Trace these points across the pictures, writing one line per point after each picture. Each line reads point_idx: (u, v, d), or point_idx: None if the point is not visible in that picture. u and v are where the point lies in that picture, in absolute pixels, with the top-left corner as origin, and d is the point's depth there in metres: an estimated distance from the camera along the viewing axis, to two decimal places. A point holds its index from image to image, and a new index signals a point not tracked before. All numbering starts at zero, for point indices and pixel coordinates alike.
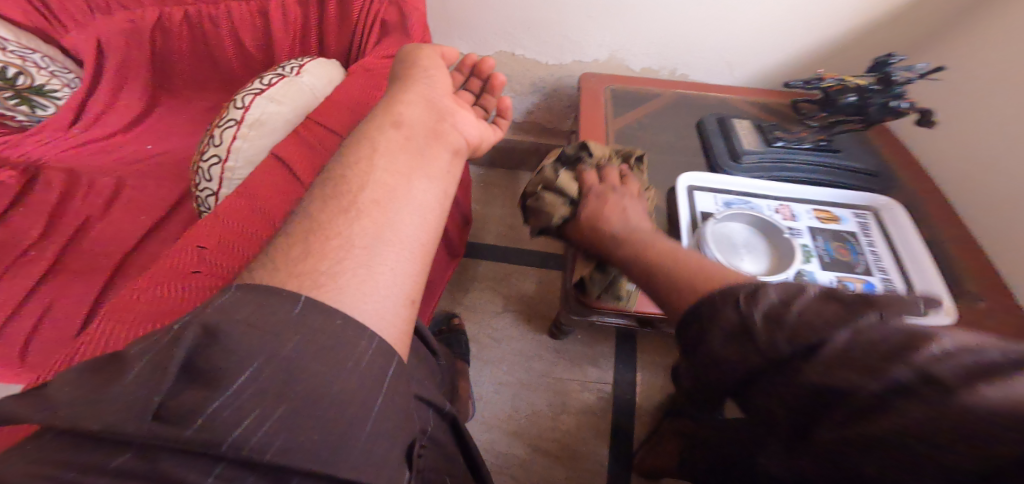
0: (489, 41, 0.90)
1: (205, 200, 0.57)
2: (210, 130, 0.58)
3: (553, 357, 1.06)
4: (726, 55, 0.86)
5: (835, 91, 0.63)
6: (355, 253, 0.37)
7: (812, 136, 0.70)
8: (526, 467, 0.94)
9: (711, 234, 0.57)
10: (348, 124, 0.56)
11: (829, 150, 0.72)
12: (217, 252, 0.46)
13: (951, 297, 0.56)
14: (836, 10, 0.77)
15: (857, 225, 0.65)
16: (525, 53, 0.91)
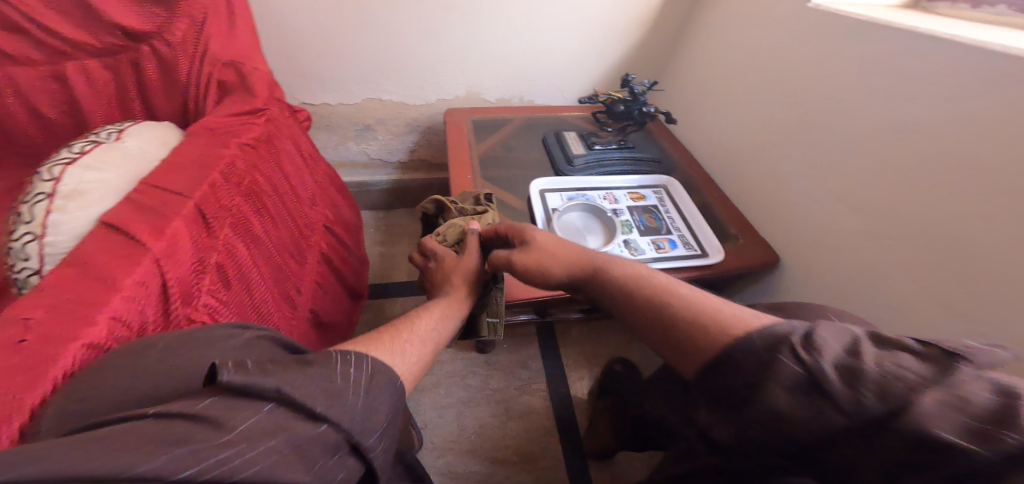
0: (352, 88, 0.99)
1: (24, 280, 0.55)
2: (17, 208, 0.57)
3: (486, 372, 1.12)
4: (556, 81, 1.05)
5: (609, 101, 0.89)
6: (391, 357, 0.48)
7: (614, 138, 0.93)
8: (489, 481, 0.97)
9: (558, 226, 0.76)
10: (189, 180, 0.58)
11: (629, 149, 0.91)
12: (51, 326, 0.43)
13: (718, 243, 0.78)
14: (617, 34, 0.99)
15: (657, 200, 0.85)
16: (391, 97, 1.02)
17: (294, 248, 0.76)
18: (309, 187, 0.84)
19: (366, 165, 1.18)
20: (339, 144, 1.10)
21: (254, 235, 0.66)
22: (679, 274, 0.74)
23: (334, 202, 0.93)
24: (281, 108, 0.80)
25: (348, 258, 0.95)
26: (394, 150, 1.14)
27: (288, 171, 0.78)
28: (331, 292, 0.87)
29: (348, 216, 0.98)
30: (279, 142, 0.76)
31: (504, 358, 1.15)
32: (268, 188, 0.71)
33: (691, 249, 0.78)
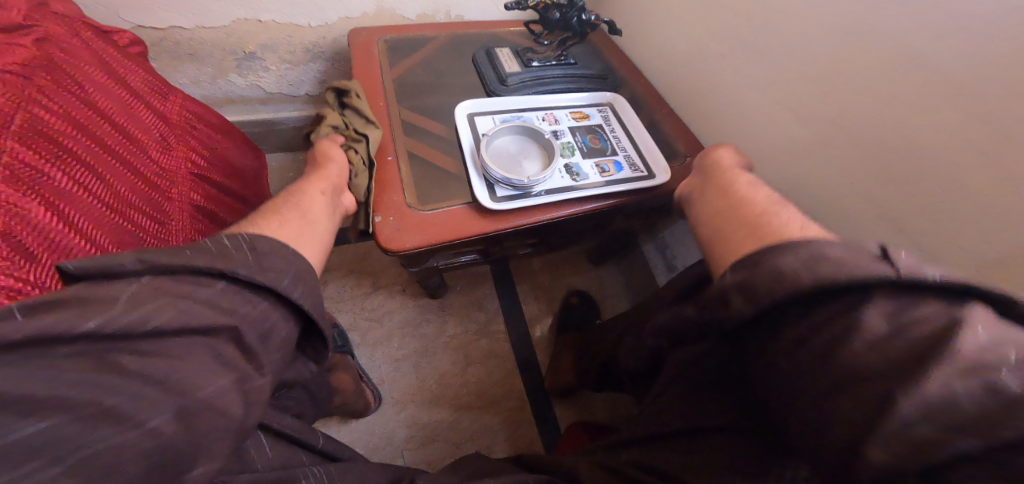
0: (211, 9, 0.81)
1: None
2: None
3: (441, 318, 1.06)
4: None
5: (542, 10, 0.74)
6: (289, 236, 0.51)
7: (551, 53, 0.79)
8: (455, 427, 0.97)
9: (488, 155, 0.69)
10: None
11: (569, 63, 0.80)
12: None
13: (664, 162, 0.72)
14: None
15: (601, 118, 0.76)
16: (273, 17, 0.85)
17: (143, 202, 0.63)
18: (152, 125, 0.70)
19: (264, 101, 1.04)
20: (217, 77, 0.94)
21: (58, 187, 0.53)
22: (625, 200, 0.69)
23: (204, 142, 0.80)
24: (72, 25, 0.65)
25: (239, 207, 0.84)
26: (299, 84, 1.02)
27: (111, 109, 0.64)
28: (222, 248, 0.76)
29: (233, 160, 0.87)
30: (73, 67, 0.62)
31: (458, 301, 1.08)
32: (71, 128, 0.58)
33: (637, 170, 0.71)
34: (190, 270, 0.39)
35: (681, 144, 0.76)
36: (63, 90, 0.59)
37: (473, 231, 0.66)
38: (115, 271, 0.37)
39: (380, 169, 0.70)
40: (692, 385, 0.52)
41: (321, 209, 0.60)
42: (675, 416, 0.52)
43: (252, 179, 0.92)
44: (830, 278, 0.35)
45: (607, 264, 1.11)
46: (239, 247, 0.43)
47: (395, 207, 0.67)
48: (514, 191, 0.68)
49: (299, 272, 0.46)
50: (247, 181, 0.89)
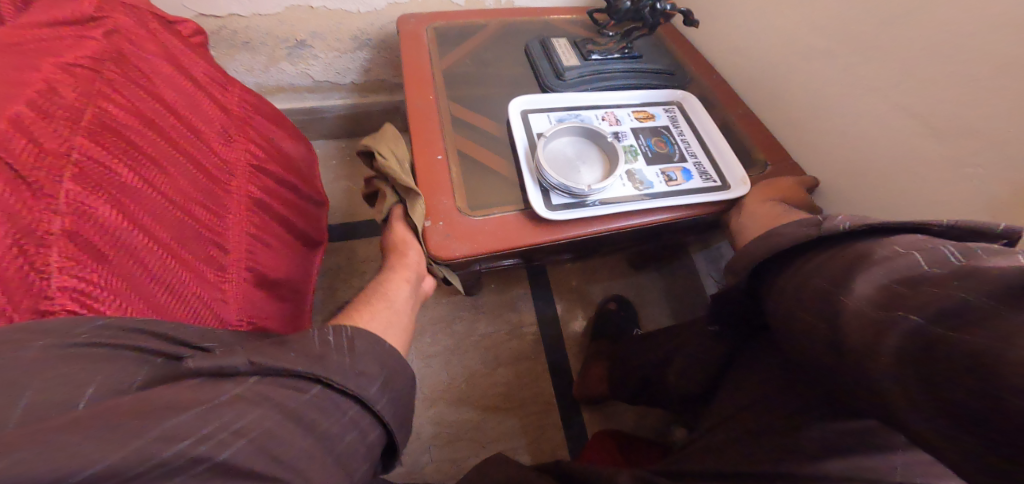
0: None
1: None
2: None
3: (473, 315, 1.04)
4: None
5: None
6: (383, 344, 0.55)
7: (615, 44, 0.74)
8: (481, 428, 0.95)
9: (545, 158, 0.65)
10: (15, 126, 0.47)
11: (632, 57, 0.75)
12: None
13: (742, 172, 0.67)
14: None
15: (668, 119, 0.72)
16: (324, 3, 0.82)
17: (211, 201, 0.63)
18: (216, 120, 0.70)
19: (312, 89, 1.02)
20: (269, 65, 0.93)
21: (122, 184, 0.52)
22: (694, 213, 0.65)
23: (263, 133, 0.80)
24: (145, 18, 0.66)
25: (292, 199, 0.83)
26: (346, 71, 0.98)
27: (181, 104, 0.65)
28: (278, 243, 0.75)
29: (285, 149, 0.85)
30: (141, 59, 0.62)
31: (492, 300, 1.05)
32: (142, 126, 0.57)
33: (708, 180, 0.67)
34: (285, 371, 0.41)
35: (759, 151, 0.71)
36: (129, 81, 0.59)
37: (523, 242, 0.63)
38: (229, 371, 0.41)
39: (427, 169, 0.67)
40: (758, 423, 0.55)
41: (405, 297, 0.63)
42: (727, 451, 0.55)
43: (307, 172, 0.91)
44: (846, 266, 0.41)
45: (647, 271, 1.07)
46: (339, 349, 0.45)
47: (443, 212, 0.64)
48: (570, 199, 0.65)
49: (387, 376, 0.47)
50: (301, 174, 0.88)
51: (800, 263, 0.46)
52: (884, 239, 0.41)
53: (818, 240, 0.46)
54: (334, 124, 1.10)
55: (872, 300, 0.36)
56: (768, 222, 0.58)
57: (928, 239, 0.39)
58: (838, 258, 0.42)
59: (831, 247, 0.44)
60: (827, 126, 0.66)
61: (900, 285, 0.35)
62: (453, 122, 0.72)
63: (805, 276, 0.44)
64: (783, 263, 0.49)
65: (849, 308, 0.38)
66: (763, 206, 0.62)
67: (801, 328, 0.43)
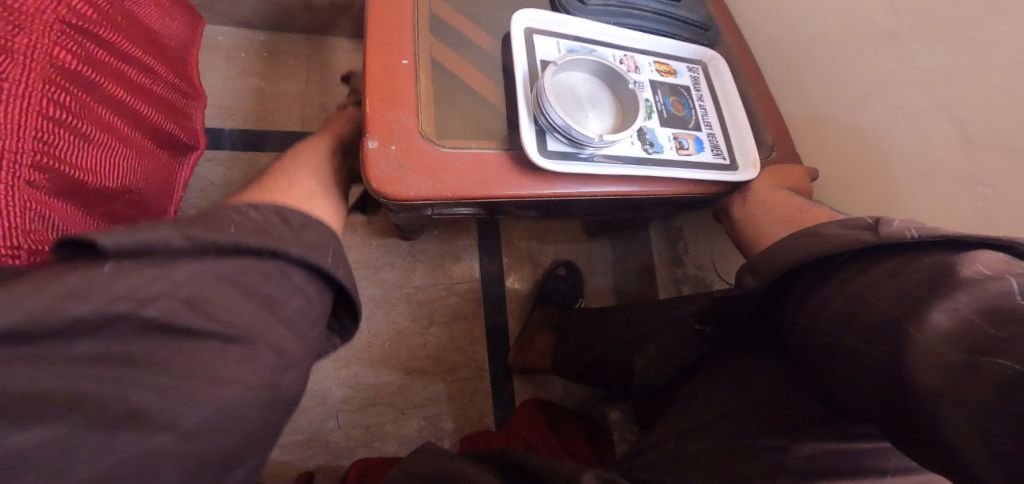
0: None
1: None
2: None
3: (408, 265, 0.88)
4: None
5: None
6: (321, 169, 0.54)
7: None
8: (403, 393, 0.85)
9: (550, 89, 0.51)
10: None
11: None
12: None
13: (755, 153, 0.59)
14: None
15: (691, 80, 0.59)
16: None
17: None
18: None
19: None
20: None
21: None
22: (697, 190, 0.57)
23: None
24: None
25: (147, 83, 0.59)
26: None
27: None
28: (111, 136, 0.51)
29: (139, 9, 0.59)
30: None
31: (432, 249, 0.90)
32: None
33: (719, 156, 0.59)
34: (225, 243, 0.32)
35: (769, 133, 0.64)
36: None
37: (504, 190, 0.51)
38: (159, 250, 0.30)
39: (387, 73, 0.50)
40: (738, 436, 0.52)
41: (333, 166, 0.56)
42: (702, 464, 0.51)
43: (169, 50, 0.66)
44: (922, 284, 0.38)
45: (604, 238, 0.99)
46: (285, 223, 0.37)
47: (401, 133, 0.49)
48: (570, 148, 0.53)
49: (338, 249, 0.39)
50: (158, 49, 0.63)
51: (846, 276, 0.43)
52: (965, 254, 0.38)
53: (869, 252, 0.43)
54: (251, 12, 0.82)
55: (953, 338, 0.35)
56: (786, 214, 0.52)
57: (1014, 260, 0.37)
58: (903, 276, 0.40)
59: (889, 258, 0.41)
60: (858, 115, 0.61)
61: (987, 325, 0.34)
62: (430, 24, 0.54)
63: (853, 292, 0.42)
64: (818, 273, 0.46)
65: (922, 341, 0.36)
66: (773, 192, 0.56)
67: (852, 349, 0.41)
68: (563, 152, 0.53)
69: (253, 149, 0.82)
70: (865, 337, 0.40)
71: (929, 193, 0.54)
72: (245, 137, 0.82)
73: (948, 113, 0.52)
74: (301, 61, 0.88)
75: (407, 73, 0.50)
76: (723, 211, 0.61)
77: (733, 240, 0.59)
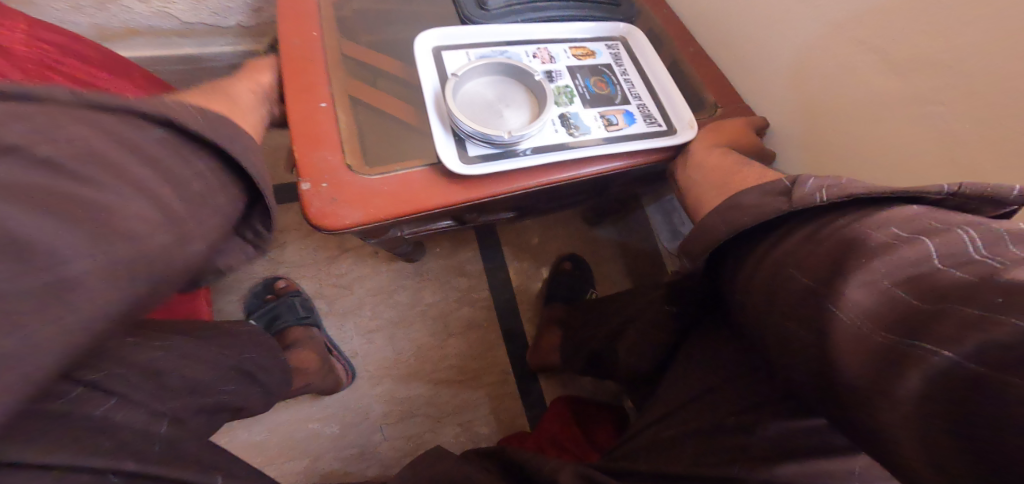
0: None
1: None
2: None
3: (417, 284, 0.95)
4: None
5: None
6: (236, 102, 0.49)
7: None
8: (434, 402, 0.90)
9: (459, 101, 0.53)
10: None
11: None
12: None
13: (690, 113, 0.56)
14: None
15: (610, 57, 0.60)
16: None
17: None
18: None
19: (184, 33, 0.86)
20: (105, 3, 0.76)
21: None
22: (638, 161, 0.55)
23: (83, 79, 0.63)
24: None
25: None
26: (226, 13, 0.83)
27: None
28: None
29: (136, 100, 0.72)
30: None
31: (437, 265, 0.96)
32: None
33: (654, 124, 0.56)
34: None
35: (710, 91, 0.61)
36: None
37: (436, 202, 0.54)
38: None
39: (309, 119, 0.54)
40: (705, 425, 0.48)
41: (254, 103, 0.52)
42: (679, 455, 0.47)
43: None
44: (831, 253, 0.33)
45: (606, 223, 0.99)
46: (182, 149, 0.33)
47: (330, 171, 0.53)
48: (493, 149, 0.54)
49: (241, 163, 0.37)
50: (160, 125, 0.76)
51: (771, 246, 0.39)
52: (875, 215, 0.33)
53: (789, 215, 0.38)
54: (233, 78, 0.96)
55: (876, 316, 0.29)
56: (717, 179, 0.48)
57: (931, 212, 0.32)
58: (816, 242, 0.35)
59: (802, 224, 0.37)
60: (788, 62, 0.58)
61: (912, 297, 0.28)
62: (348, 69, 0.59)
63: (778, 263, 0.37)
64: (745, 246, 0.42)
65: (844, 323, 0.31)
66: (712, 152, 0.52)
67: (784, 326, 0.36)
68: (486, 155, 0.54)
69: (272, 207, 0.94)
70: (783, 312, 0.36)
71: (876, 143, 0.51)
72: None
73: (882, 59, 0.48)
74: None
75: (324, 114, 0.55)
76: (671, 178, 0.58)
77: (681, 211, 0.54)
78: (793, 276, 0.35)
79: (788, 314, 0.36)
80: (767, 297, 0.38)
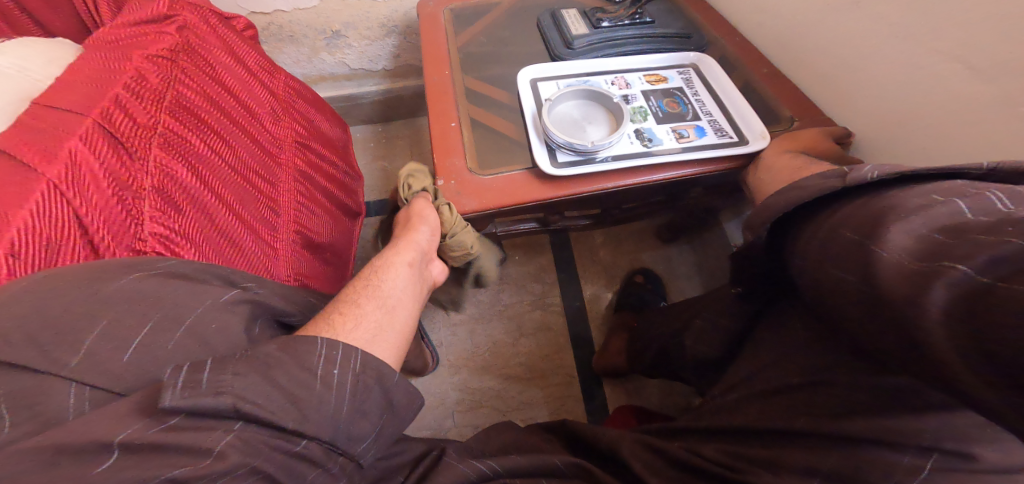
0: None
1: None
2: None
3: (499, 287, 1.07)
4: None
5: None
6: (388, 308, 0.53)
7: (627, 13, 0.75)
8: (503, 397, 0.98)
9: (551, 120, 0.66)
10: (82, 98, 0.55)
11: (645, 22, 0.75)
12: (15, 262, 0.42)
13: (761, 126, 0.65)
14: None
15: (681, 81, 0.71)
16: None
17: (262, 166, 0.72)
18: (266, 98, 0.78)
19: (349, 77, 1.11)
20: (312, 56, 1.03)
21: (202, 155, 0.61)
22: (707, 168, 0.64)
23: (302, 113, 0.89)
24: (200, 9, 0.70)
25: (333, 173, 0.92)
26: (377, 58, 1.06)
27: (240, 86, 0.73)
28: (323, 211, 0.85)
29: (328, 130, 0.97)
30: (203, 46, 0.68)
31: (518, 272, 1.07)
32: (217, 108, 0.67)
33: (724, 136, 0.66)
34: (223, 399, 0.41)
35: (787, 108, 0.70)
36: (194, 64, 0.66)
37: (532, 197, 0.66)
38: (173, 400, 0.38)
39: (441, 135, 0.71)
40: (777, 388, 0.53)
41: (400, 286, 0.58)
42: (740, 413, 0.55)
43: (343, 149, 1.02)
44: (874, 214, 0.40)
45: (676, 244, 1.06)
46: (325, 384, 0.40)
47: (455, 174, 0.68)
48: (577, 156, 0.66)
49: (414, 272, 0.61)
50: (339, 150, 0.99)
51: (822, 216, 0.46)
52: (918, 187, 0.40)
53: (843, 191, 0.46)
54: (369, 110, 1.19)
55: (913, 251, 0.36)
56: (785, 177, 0.57)
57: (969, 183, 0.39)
58: (865, 207, 0.42)
59: (852, 198, 0.44)
60: (863, 81, 0.68)
61: (942, 236, 0.34)
62: (467, 92, 0.76)
63: (833, 225, 0.44)
64: (804, 217, 0.48)
65: (885, 258, 0.37)
66: (781, 158, 0.60)
67: (829, 284, 0.42)
68: (574, 162, 0.66)
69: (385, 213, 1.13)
70: (825, 271, 0.43)
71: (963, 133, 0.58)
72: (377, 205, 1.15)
73: (961, 63, 0.56)
74: (406, 141, 1.21)
75: (453, 132, 0.71)
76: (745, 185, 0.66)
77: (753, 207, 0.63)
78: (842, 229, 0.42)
79: (831, 270, 0.42)
80: (815, 260, 0.44)
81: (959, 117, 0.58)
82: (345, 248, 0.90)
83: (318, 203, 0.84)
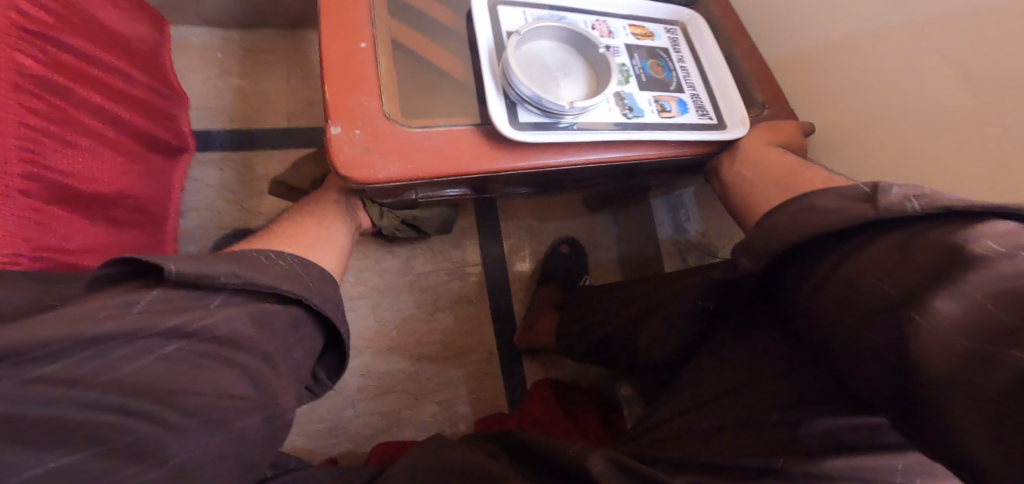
0: None
1: None
2: None
3: (410, 252, 0.89)
4: None
5: None
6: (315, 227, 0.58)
7: None
8: (415, 379, 0.86)
9: (517, 60, 0.49)
10: None
11: None
12: None
13: (743, 111, 0.57)
14: None
15: (668, 41, 0.59)
16: None
17: None
18: None
19: None
20: None
21: None
22: (685, 151, 0.55)
23: None
24: None
25: (117, 87, 0.63)
26: None
27: None
28: (87, 142, 0.57)
29: (111, 19, 0.64)
30: None
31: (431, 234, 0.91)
32: None
33: (705, 116, 0.57)
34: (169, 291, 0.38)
35: (759, 91, 0.61)
36: None
37: (481, 166, 0.50)
38: None
39: (347, 58, 0.50)
40: (748, 415, 0.50)
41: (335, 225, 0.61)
42: (708, 442, 0.51)
43: (148, 51, 0.71)
44: (923, 263, 0.35)
45: (604, 212, 0.99)
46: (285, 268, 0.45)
47: (366, 117, 0.49)
48: (543, 117, 0.52)
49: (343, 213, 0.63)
50: (137, 53, 0.68)
51: (858, 253, 0.40)
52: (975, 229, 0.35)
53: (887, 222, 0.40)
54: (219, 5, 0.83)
55: (966, 326, 0.31)
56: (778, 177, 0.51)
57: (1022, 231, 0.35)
58: (909, 253, 0.37)
59: (886, 236, 0.39)
60: (852, 74, 0.64)
61: (1009, 317, 0.30)
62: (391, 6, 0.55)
63: (859, 270, 0.39)
64: (826, 248, 0.43)
65: (933, 330, 0.32)
66: (767, 152, 0.54)
67: (874, 344, 0.37)
68: (537, 121, 0.51)
69: (239, 147, 0.86)
70: (863, 328, 0.38)
71: (923, 152, 0.57)
72: (234, 141, 0.86)
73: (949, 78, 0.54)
74: (279, 57, 0.90)
75: (368, 57, 0.50)
76: (712, 171, 0.60)
77: (732, 200, 0.56)
78: (889, 278, 0.37)
79: (869, 323, 0.37)
80: (852, 310, 0.39)
81: (926, 133, 0.57)
82: (138, 196, 0.65)
83: (77, 131, 0.56)
